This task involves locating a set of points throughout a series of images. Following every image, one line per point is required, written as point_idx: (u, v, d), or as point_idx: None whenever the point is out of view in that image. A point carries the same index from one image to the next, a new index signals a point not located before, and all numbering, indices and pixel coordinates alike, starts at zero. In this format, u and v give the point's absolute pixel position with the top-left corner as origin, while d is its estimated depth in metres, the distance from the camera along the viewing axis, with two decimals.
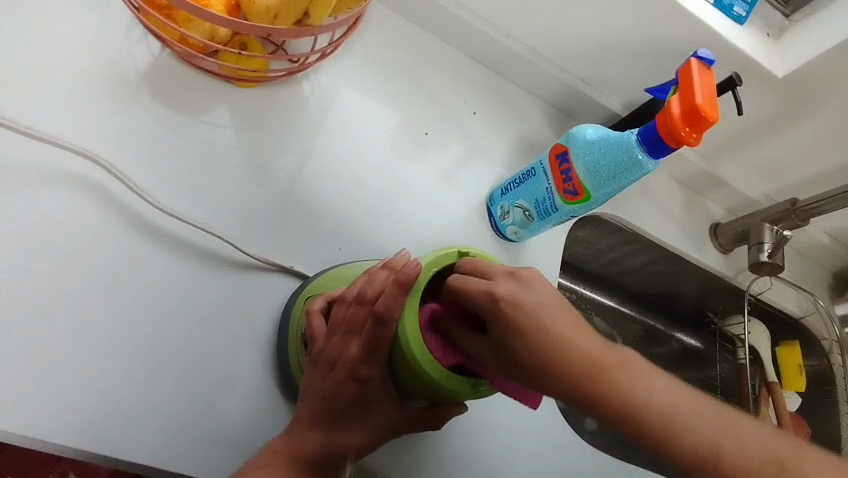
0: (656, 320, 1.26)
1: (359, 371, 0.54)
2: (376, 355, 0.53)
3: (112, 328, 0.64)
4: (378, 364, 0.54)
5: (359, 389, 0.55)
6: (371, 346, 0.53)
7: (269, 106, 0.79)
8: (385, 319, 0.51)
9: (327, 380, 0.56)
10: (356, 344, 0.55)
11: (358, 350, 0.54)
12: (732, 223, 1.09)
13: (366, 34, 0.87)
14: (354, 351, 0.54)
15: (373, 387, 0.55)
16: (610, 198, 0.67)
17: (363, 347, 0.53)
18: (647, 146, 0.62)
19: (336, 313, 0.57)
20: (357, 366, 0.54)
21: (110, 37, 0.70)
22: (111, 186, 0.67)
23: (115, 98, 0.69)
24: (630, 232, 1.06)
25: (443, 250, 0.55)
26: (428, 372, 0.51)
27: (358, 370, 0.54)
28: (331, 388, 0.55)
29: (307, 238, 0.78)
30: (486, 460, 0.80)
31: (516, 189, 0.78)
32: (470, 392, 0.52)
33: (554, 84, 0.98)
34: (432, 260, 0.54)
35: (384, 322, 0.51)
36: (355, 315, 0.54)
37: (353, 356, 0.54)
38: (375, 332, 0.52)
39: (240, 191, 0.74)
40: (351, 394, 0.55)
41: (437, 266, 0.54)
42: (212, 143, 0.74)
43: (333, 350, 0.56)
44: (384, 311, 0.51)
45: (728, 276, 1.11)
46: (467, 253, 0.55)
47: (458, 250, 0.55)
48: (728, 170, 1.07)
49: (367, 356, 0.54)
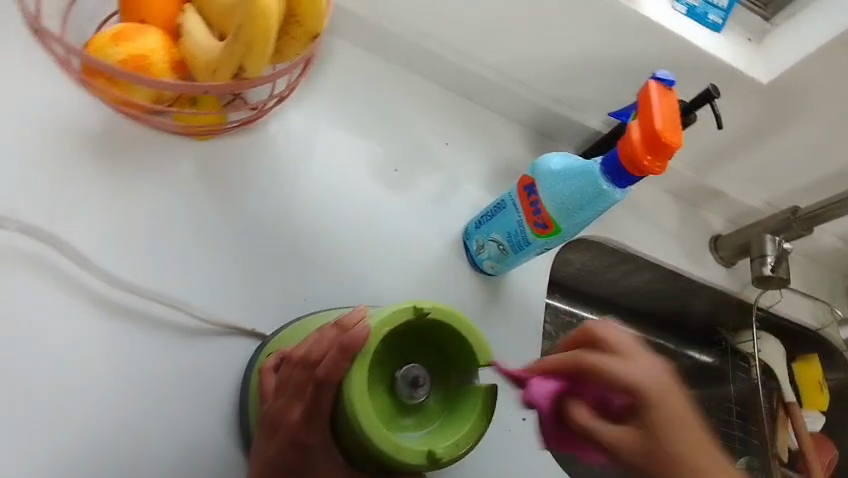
0: (664, 338, 1.20)
1: (300, 436, 0.51)
2: (319, 420, 0.50)
3: (73, 400, 0.62)
4: (321, 429, 0.51)
5: (301, 457, 0.51)
6: (313, 411, 0.50)
7: (230, 155, 0.77)
8: (325, 384, 0.49)
9: (268, 447, 0.51)
10: (298, 409, 0.50)
11: (300, 416, 0.50)
12: (731, 235, 1.04)
13: (328, 72, 0.86)
14: (296, 416, 0.50)
15: (317, 454, 0.51)
16: (581, 229, 0.64)
17: (305, 412, 0.50)
18: (611, 175, 0.59)
19: (283, 372, 0.53)
20: (298, 433, 0.50)
21: (58, 97, 0.69)
22: (60, 254, 0.65)
23: (66, 161, 0.67)
24: (623, 252, 1.01)
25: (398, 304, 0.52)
26: (373, 440, 0.48)
27: (299, 435, 0.50)
28: (270, 456, 0.51)
29: (273, 289, 0.75)
30: None
31: (489, 222, 0.75)
32: (420, 462, 0.49)
33: (528, 106, 0.95)
34: (384, 319, 0.51)
35: (326, 385, 0.49)
36: (297, 377, 0.51)
37: (294, 422, 0.50)
38: (317, 395, 0.49)
39: (200, 246, 0.72)
40: (291, 463, 0.51)
41: (388, 325, 0.51)
42: (168, 199, 0.72)
43: (275, 413, 0.52)
44: (325, 376, 0.49)
45: (733, 292, 1.05)
46: (422, 308, 0.52)
47: (413, 306, 0.52)
48: (722, 180, 1.02)
49: (310, 421, 0.50)
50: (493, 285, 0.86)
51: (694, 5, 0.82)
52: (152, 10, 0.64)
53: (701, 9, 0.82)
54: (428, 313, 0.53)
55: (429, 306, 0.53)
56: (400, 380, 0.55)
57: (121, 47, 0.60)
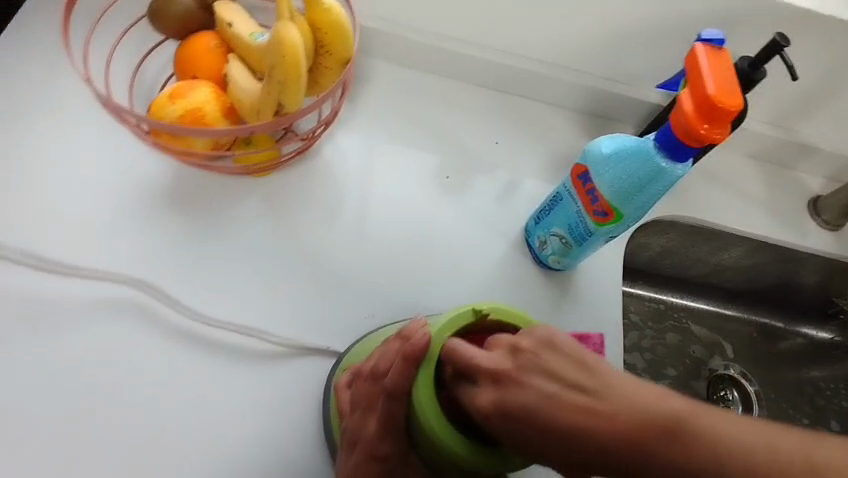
0: (769, 317, 1.10)
1: (378, 449, 0.51)
2: (394, 430, 0.51)
3: (173, 431, 0.67)
4: (397, 440, 0.51)
5: (382, 469, 0.52)
6: (387, 422, 0.50)
7: (287, 186, 0.81)
8: (395, 394, 0.49)
9: (349, 461, 0.53)
10: (373, 421, 0.52)
11: (376, 427, 0.51)
12: (833, 195, 0.92)
13: (370, 93, 0.88)
14: (371, 429, 0.51)
15: (396, 464, 0.52)
16: (644, 211, 0.60)
17: (380, 425, 0.51)
18: (668, 151, 0.55)
19: (356, 388, 0.55)
20: (375, 445, 0.51)
21: (136, 162, 0.77)
22: (149, 300, 0.71)
23: (149, 214, 0.75)
24: (706, 229, 0.94)
25: (457, 310, 0.53)
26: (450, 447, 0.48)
27: (377, 448, 0.51)
28: (353, 470, 0.52)
29: (341, 311, 0.76)
30: None
31: (548, 216, 0.73)
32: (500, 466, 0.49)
33: (575, 91, 0.91)
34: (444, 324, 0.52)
35: (397, 394, 0.49)
36: (369, 391, 0.52)
37: (371, 435, 0.51)
38: (389, 406, 0.50)
39: (270, 276, 0.76)
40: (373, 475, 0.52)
41: (449, 329, 0.52)
42: (235, 236, 0.77)
43: (352, 428, 0.53)
44: (394, 387, 0.49)
45: (846, 257, 0.93)
46: (481, 310, 0.53)
47: (473, 308, 0.53)
48: (811, 134, 0.92)
49: (385, 432, 0.51)
50: (562, 281, 0.83)
51: None
52: (201, 66, 0.70)
53: None
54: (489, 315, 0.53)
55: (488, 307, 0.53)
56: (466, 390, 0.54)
57: (177, 104, 0.65)
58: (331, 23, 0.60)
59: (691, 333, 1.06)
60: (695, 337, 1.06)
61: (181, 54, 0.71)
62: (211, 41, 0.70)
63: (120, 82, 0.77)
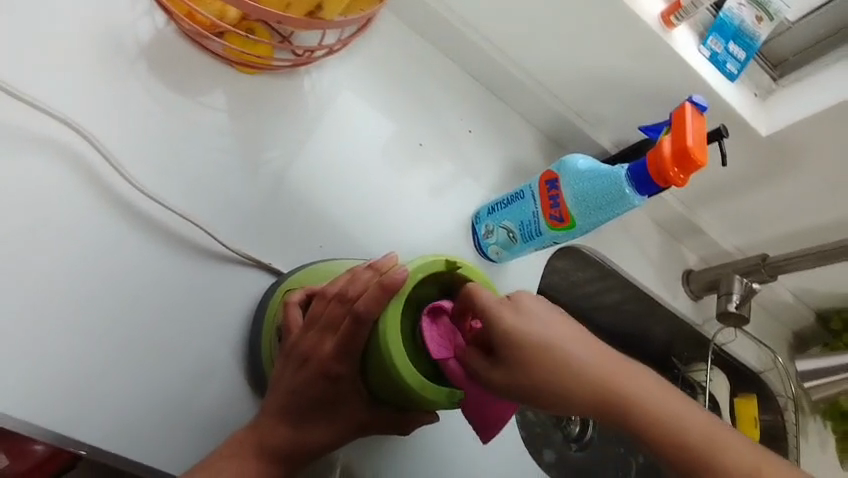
0: (623, 359, 1.25)
1: (332, 368, 0.55)
2: (350, 354, 0.55)
3: (76, 303, 0.61)
4: (350, 363, 0.55)
5: (330, 387, 0.56)
6: (347, 344, 0.54)
7: (267, 94, 0.78)
8: (364, 319, 0.53)
9: (298, 374, 0.56)
10: (331, 341, 0.55)
11: (333, 347, 0.55)
12: (705, 272, 1.12)
13: (372, 38, 0.88)
14: (329, 347, 0.55)
15: (345, 385, 0.56)
16: (593, 229, 0.68)
17: (338, 345, 0.54)
18: (636, 182, 0.64)
19: (314, 307, 0.58)
20: (330, 363, 0.55)
21: (113, 4, 0.68)
22: (88, 154, 0.64)
23: (109, 67, 0.67)
24: (606, 267, 1.08)
25: (431, 256, 0.57)
26: (406, 380, 0.53)
27: (331, 366, 0.55)
28: (301, 383, 0.55)
29: (285, 233, 0.76)
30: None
31: (503, 209, 0.79)
32: (445, 402, 0.55)
33: (548, 114, 1.00)
34: (418, 267, 0.55)
35: (364, 319, 0.53)
36: (333, 313, 0.55)
37: (327, 352, 0.55)
38: (353, 329, 0.54)
39: (226, 176, 0.73)
40: (320, 391, 0.56)
41: (422, 273, 0.55)
42: (202, 124, 0.72)
43: (307, 344, 0.56)
44: (364, 312, 0.53)
45: (696, 324, 1.14)
46: (454, 262, 0.57)
47: (446, 260, 0.56)
48: (704, 219, 1.11)
49: (342, 352, 0.55)
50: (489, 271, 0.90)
51: (717, 51, 0.89)
52: None
53: (722, 57, 0.89)
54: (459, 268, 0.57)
55: (460, 262, 0.57)
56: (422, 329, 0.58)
57: None
58: None
59: None
60: None
61: None
62: None
63: None
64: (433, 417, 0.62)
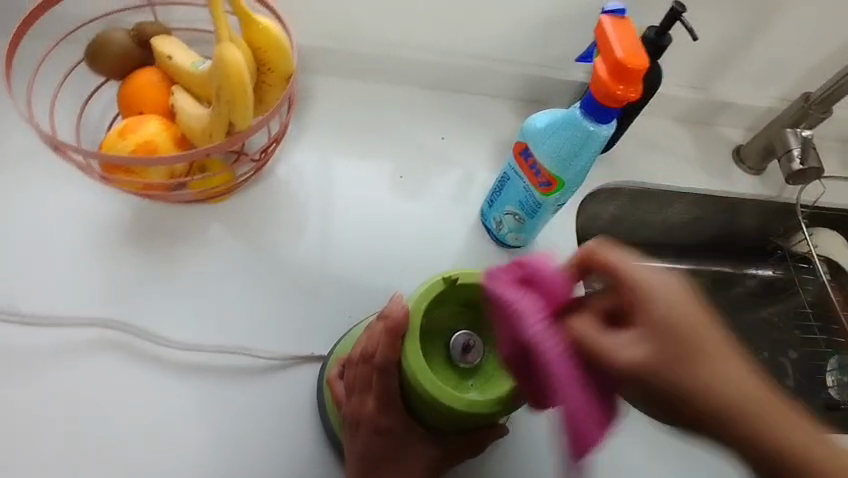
0: (720, 263, 1.16)
1: (380, 422, 0.58)
2: (393, 402, 0.58)
3: (169, 461, 0.68)
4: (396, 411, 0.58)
5: (386, 440, 0.59)
6: (384, 396, 0.58)
7: (248, 207, 0.83)
8: (388, 368, 0.56)
9: (357, 440, 0.59)
10: (371, 400, 0.59)
11: (375, 404, 0.58)
12: (752, 141, 1.01)
13: (317, 108, 0.92)
14: (372, 406, 0.58)
15: (397, 431, 0.60)
16: (584, 175, 0.66)
17: (378, 400, 0.58)
18: (593, 115, 0.61)
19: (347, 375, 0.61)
20: (378, 418, 0.58)
21: (94, 204, 0.78)
22: (125, 335, 0.72)
23: (116, 253, 0.76)
24: (644, 190, 1.00)
25: (429, 281, 0.59)
26: (449, 404, 0.54)
27: (380, 421, 0.58)
28: (362, 447, 0.59)
29: (319, 318, 0.78)
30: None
31: (500, 197, 0.77)
32: (496, 408, 0.55)
33: (511, 79, 0.97)
34: (420, 298, 0.58)
35: (391, 365, 0.56)
36: (362, 373, 0.58)
37: (371, 411, 0.58)
38: (384, 380, 0.57)
39: (241, 294, 0.77)
40: (381, 446, 0.59)
41: (425, 301, 0.58)
42: (203, 261, 0.78)
43: (352, 409, 0.60)
44: (385, 361, 0.56)
45: (773, 198, 1.03)
46: (450, 276, 0.59)
47: (442, 278, 0.59)
48: (723, 90, 1.02)
49: (383, 404, 0.58)
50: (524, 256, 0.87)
51: None
52: (146, 101, 0.71)
53: None
54: (457, 279, 0.59)
55: (456, 273, 0.59)
56: (458, 344, 0.61)
57: (128, 139, 0.67)
58: (269, 40, 0.63)
59: None
60: None
61: (123, 91, 0.72)
62: (155, 76, 0.72)
63: (64, 126, 0.77)
64: (503, 426, 0.63)
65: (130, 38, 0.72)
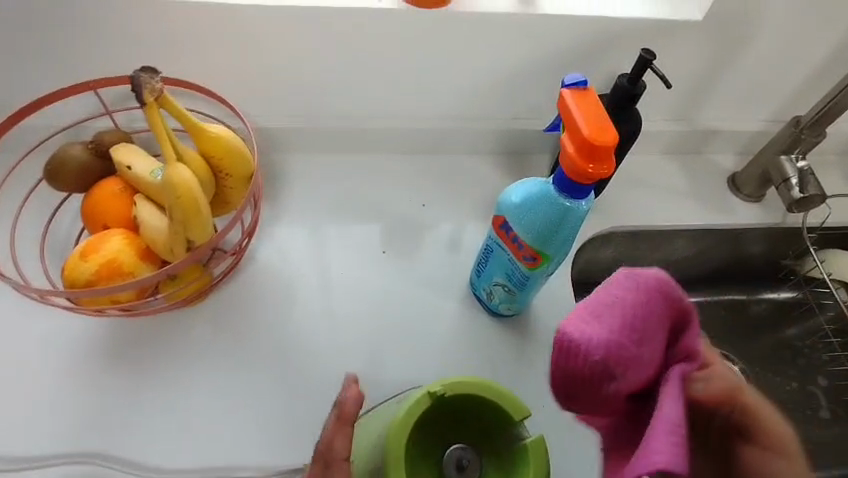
0: (736, 292, 1.11)
1: None
2: None
3: None
4: None
5: None
6: None
7: (226, 305, 0.79)
8: (331, 457, 0.57)
9: None
10: None
11: None
12: (747, 169, 0.97)
13: (291, 189, 0.89)
14: None
15: None
16: (567, 247, 0.62)
17: None
18: (567, 188, 0.58)
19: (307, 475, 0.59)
20: None
21: (67, 324, 0.75)
22: (104, 464, 0.68)
23: (95, 375, 0.72)
24: (642, 232, 0.96)
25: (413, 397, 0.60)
26: None
27: None
28: None
29: (309, 419, 0.73)
30: None
31: (486, 269, 0.72)
32: None
33: (487, 136, 0.94)
34: (403, 417, 0.59)
35: (334, 459, 0.56)
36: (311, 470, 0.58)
37: None
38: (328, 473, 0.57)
39: (224, 403, 0.73)
40: None
41: (409, 419, 0.59)
42: (182, 371, 0.74)
43: None
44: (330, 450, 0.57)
45: (776, 224, 0.98)
46: (433, 391, 0.59)
47: (425, 394, 0.59)
48: (708, 120, 0.99)
49: None
50: (521, 323, 0.82)
51: None
52: (108, 214, 0.68)
53: None
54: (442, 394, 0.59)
55: (439, 387, 0.60)
56: (457, 455, 0.61)
57: (90, 261, 0.64)
58: (222, 147, 0.62)
59: None
60: None
61: (84, 205, 0.69)
62: (114, 186, 0.69)
63: (26, 245, 0.74)
64: None
65: (88, 152, 0.71)
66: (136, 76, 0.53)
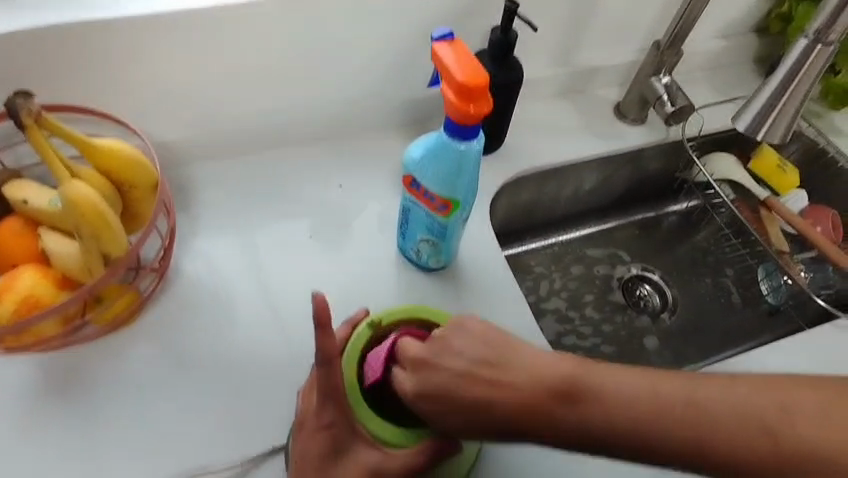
0: (642, 210, 1.22)
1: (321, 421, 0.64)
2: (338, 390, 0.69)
3: None
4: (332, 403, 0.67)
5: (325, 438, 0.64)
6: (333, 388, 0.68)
7: (162, 320, 0.79)
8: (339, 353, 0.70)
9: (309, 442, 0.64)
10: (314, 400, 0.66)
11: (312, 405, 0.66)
12: (627, 96, 1.07)
13: (207, 196, 0.89)
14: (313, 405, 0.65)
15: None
16: (473, 189, 0.68)
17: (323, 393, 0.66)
18: (458, 135, 0.63)
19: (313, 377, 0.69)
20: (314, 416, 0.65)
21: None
22: None
23: (41, 418, 0.71)
24: (546, 171, 1.03)
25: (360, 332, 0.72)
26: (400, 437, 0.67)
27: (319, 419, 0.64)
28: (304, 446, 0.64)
29: (268, 409, 0.75)
30: None
31: (409, 229, 0.75)
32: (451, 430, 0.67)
33: (390, 110, 0.98)
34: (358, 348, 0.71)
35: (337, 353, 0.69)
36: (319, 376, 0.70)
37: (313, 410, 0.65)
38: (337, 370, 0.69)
39: (180, 414, 0.73)
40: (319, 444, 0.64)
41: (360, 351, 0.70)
42: (129, 393, 0.74)
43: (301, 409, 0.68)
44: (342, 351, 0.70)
45: (662, 140, 1.09)
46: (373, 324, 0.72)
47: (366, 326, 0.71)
48: (586, 59, 1.07)
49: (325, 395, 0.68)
50: (452, 275, 0.87)
51: None
52: (13, 252, 0.66)
53: None
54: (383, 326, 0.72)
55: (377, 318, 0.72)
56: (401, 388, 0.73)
57: (6, 300, 0.63)
58: (118, 156, 0.63)
59: (588, 257, 1.16)
60: (592, 259, 1.15)
61: None
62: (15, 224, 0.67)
63: None
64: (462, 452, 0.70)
65: None
66: (11, 101, 0.57)
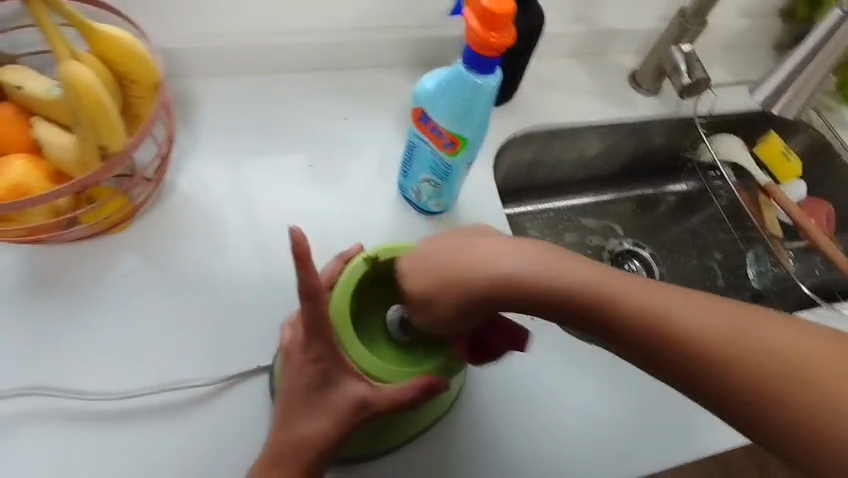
0: (643, 186, 1.21)
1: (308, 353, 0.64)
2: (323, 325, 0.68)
3: None
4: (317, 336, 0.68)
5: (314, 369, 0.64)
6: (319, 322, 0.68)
7: (152, 232, 0.78)
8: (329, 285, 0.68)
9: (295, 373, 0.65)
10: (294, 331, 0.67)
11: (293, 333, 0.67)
12: (644, 64, 1.05)
13: (207, 113, 0.87)
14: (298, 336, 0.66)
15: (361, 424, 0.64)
16: (483, 129, 0.67)
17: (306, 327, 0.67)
18: (477, 67, 0.62)
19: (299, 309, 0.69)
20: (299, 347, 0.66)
21: None
22: (43, 396, 0.67)
23: (23, 314, 0.71)
24: (554, 132, 1.02)
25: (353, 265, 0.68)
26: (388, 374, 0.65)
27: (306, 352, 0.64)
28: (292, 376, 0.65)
29: (252, 329, 0.74)
30: (538, 439, 0.73)
31: (412, 167, 0.73)
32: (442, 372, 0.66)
33: (403, 47, 0.95)
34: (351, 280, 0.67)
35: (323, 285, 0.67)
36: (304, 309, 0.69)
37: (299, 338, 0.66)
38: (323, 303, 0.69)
39: (162, 325, 0.73)
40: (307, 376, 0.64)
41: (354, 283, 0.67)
42: (113, 299, 0.73)
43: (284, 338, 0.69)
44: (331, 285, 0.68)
45: (673, 114, 1.07)
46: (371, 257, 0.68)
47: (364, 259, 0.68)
48: (606, 21, 1.05)
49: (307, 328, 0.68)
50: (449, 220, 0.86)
51: None
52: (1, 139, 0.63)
53: None
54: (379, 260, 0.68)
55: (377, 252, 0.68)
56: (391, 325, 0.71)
57: None
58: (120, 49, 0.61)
59: (583, 226, 1.16)
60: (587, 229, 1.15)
61: None
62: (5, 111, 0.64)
63: None
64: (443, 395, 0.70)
65: None
66: None
